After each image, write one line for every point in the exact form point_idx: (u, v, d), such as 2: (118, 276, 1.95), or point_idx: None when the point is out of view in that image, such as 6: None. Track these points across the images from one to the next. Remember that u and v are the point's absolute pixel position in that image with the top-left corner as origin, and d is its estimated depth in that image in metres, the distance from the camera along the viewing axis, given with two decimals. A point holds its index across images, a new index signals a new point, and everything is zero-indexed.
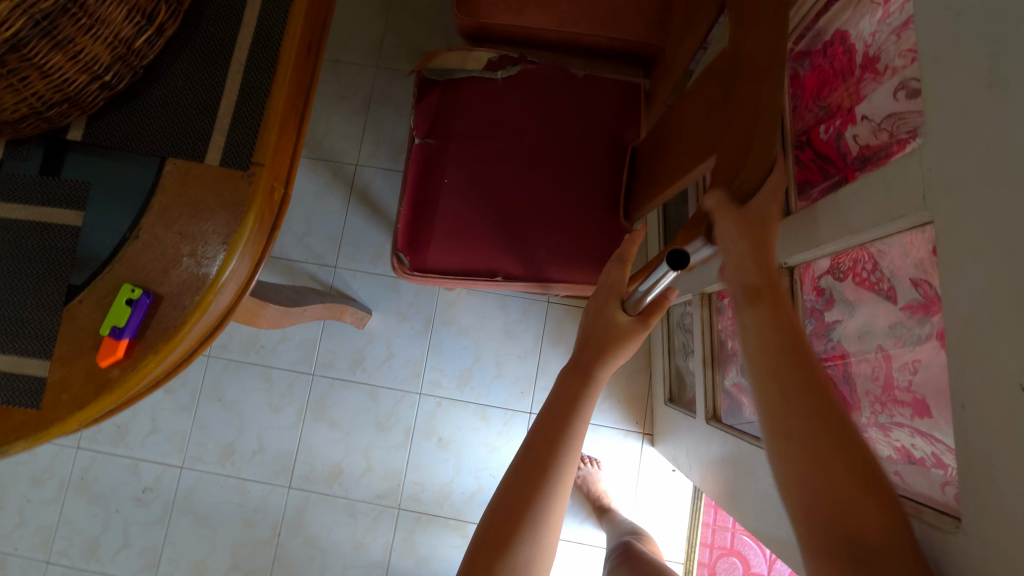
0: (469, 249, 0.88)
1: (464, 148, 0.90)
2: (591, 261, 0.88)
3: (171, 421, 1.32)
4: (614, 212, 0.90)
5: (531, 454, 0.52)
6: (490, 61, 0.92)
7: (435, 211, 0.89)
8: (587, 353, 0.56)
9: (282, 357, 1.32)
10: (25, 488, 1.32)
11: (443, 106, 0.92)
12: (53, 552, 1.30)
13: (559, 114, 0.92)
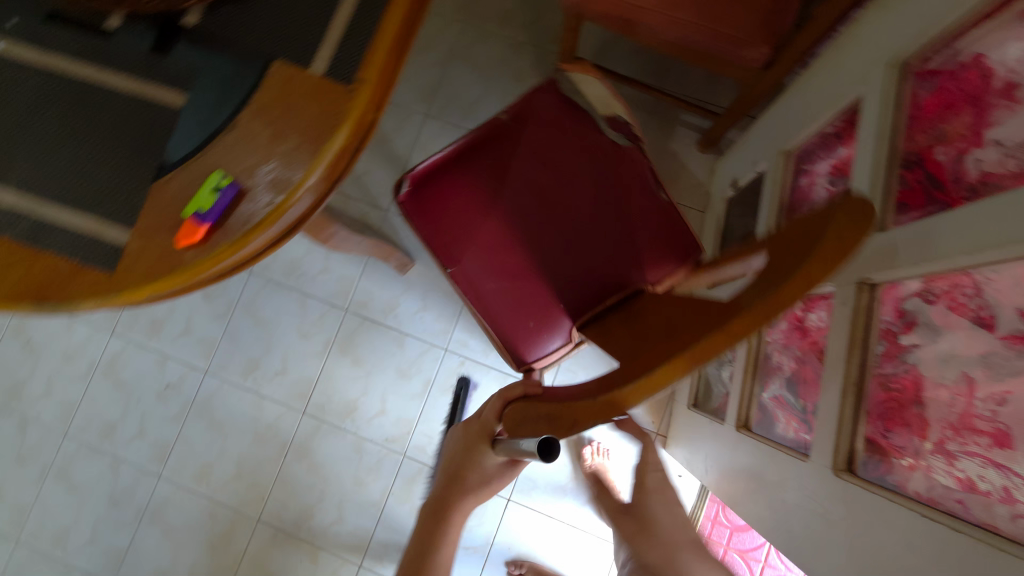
0: (441, 237, 0.89)
1: (524, 157, 0.88)
2: (514, 330, 0.88)
3: (203, 327, 1.35)
4: (567, 319, 0.88)
5: (422, 543, 0.73)
6: (613, 117, 0.89)
7: (457, 178, 0.89)
8: (465, 478, 0.75)
9: (320, 287, 1.35)
10: (57, 362, 1.37)
11: (544, 109, 0.89)
12: (72, 427, 1.34)
13: (614, 209, 0.88)
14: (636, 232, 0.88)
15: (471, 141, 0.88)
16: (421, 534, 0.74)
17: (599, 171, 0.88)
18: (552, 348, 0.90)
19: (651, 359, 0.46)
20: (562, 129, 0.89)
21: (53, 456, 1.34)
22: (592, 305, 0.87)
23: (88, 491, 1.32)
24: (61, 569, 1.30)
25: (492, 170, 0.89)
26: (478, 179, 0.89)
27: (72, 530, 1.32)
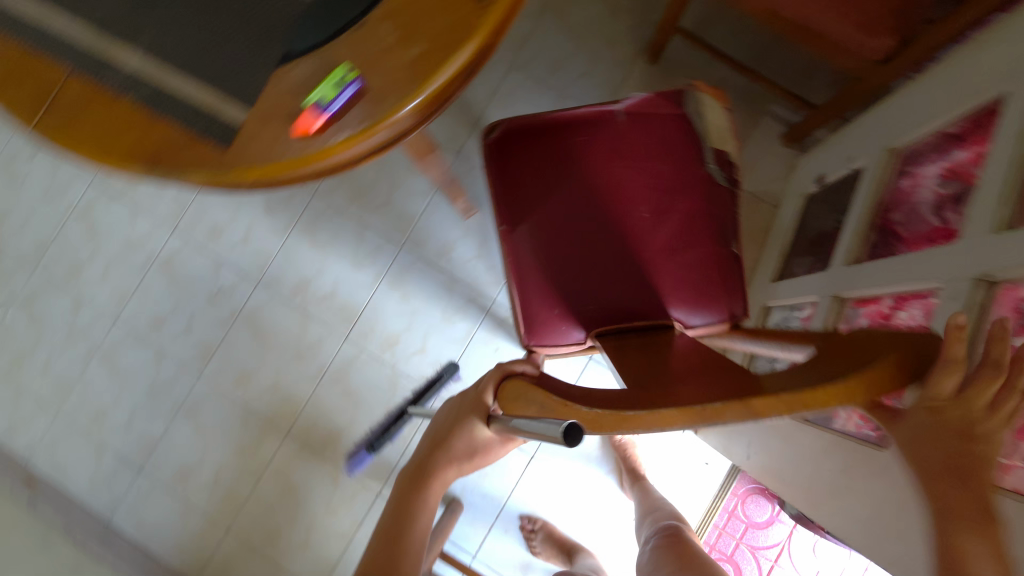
0: (508, 194, 0.90)
1: (615, 155, 0.89)
2: (539, 311, 0.90)
3: (261, 240, 1.37)
4: (591, 323, 0.90)
5: (405, 499, 0.77)
6: (721, 152, 0.86)
7: (544, 146, 0.89)
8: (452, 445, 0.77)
9: (381, 219, 1.35)
10: (117, 250, 1.40)
11: (662, 118, 0.88)
12: (124, 314, 1.38)
13: (680, 241, 0.89)
14: (689, 269, 0.89)
15: (580, 120, 0.89)
16: (405, 489, 0.78)
17: (685, 201, 0.88)
18: (565, 343, 0.92)
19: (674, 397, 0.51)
20: (670, 144, 0.88)
21: (101, 338, 1.38)
22: (621, 318, 0.89)
23: (130, 376, 1.37)
24: (94, 445, 1.35)
25: (581, 151, 0.89)
26: (565, 153, 0.89)
27: (110, 412, 1.36)
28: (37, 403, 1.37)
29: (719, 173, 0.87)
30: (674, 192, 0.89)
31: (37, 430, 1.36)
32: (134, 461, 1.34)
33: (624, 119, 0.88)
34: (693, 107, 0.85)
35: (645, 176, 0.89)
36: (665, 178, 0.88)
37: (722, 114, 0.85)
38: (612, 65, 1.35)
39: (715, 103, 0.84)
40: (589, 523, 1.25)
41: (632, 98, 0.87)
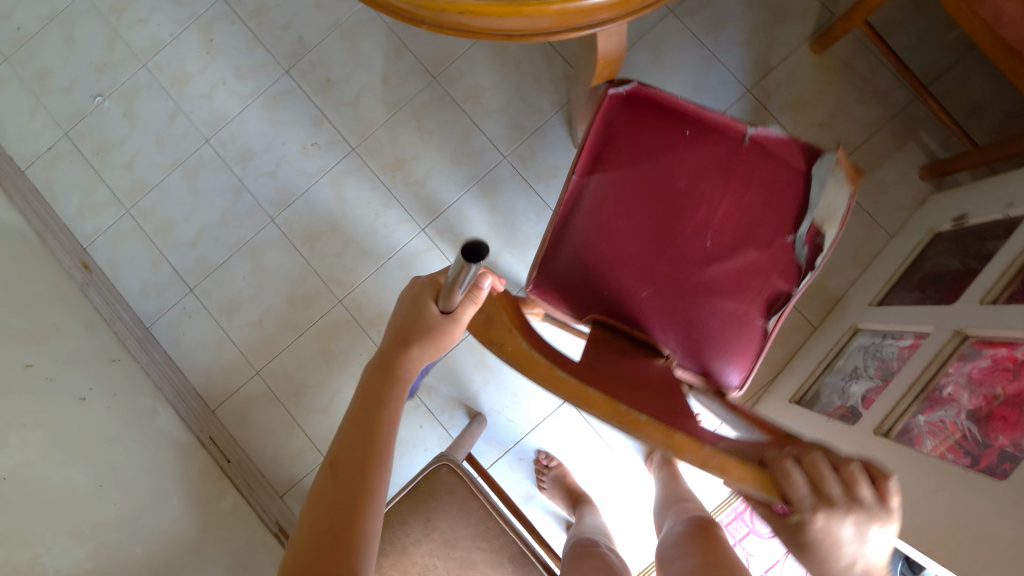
0: (600, 152, 0.82)
1: (718, 174, 0.82)
2: (560, 277, 0.87)
3: (369, 108, 1.35)
4: (596, 308, 0.87)
5: (366, 403, 0.60)
6: (816, 232, 0.82)
7: (657, 126, 0.81)
8: (409, 337, 0.61)
9: (492, 125, 1.33)
10: (227, 73, 1.38)
11: (785, 167, 0.82)
12: (216, 137, 1.38)
13: (722, 287, 0.85)
14: (718, 316, 0.86)
15: (714, 122, 0.80)
16: (360, 391, 0.61)
17: (751, 257, 0.84)
18: (559, 309, 0.89)
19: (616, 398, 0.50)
20: (779, 198, 0.82)
21: (188, 153, 1.38)
22: (625, 321, 0.86)
23: (206, 199, 1.37)
24: (154, 253, 1.37)
25: (688, 151, 0.81)
26: (672, 143, 0.81)
27: (177, 227, 1.37)
28: (111, 196, 1.38)
29: (803, 249, 0.83)
30: (750, 241, 0.83)
31: (104, 221, 1.38)
32: (188, 280, 1.36)
33: (751, 146, 0.81)
34: (822, 174, 0.79)
35: (733, 210, 0.83)
36: (749, 224, 0.83)
37: (840, 198, 0.79)
38: (772, 43, 1.29)
39: (846, 183, 0.78)
40: (599, 480, 1.26)
41: (770, 131, 0.79)
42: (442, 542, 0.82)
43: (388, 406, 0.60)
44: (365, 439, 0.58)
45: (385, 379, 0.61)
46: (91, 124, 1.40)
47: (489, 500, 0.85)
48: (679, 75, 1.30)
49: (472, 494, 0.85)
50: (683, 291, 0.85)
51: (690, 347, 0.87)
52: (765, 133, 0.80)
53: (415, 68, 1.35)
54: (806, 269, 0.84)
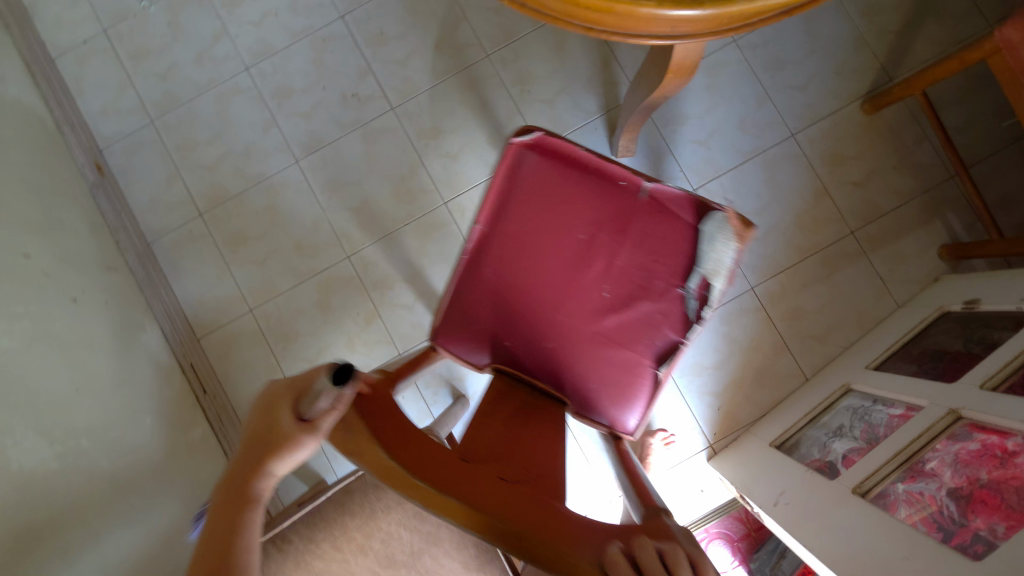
0: (503, 198, 0.82)
1: (615, 225, 0.82)
2: (464, 327, 0.83)
3: (415, 71, 1.34)
4: (497, 359, 0.84)
5: (211, 541, 0.48)
6: (706, 286, 0.81)
7: (558, 178, 0.82)
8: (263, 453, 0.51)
9: (535, 114, 1.32)
10: (282, 5, 1.36)
11: (678, 223, 0.81)
12: (255, 67, 1.35)
13: (618, 338, 0.82)
14: (613, 367, 0.82)
15: (613, 176, 0.81)
16: (209, 526, 0.49)
17: (646, 307, 0.82)
18: (458, 360, 0.85)
19: (467, 484, 0.50)
20: (672, 250, 0.82)
21: (225, 77, 1.35)
22: (523, 370, 0.83)
23: (233, 127, 1.35)
24: (170, 169, 1.34)
25: (586, 201, 0.81)
26: (570, 193, 0.82)
27: (199, 149, 1.34)
28: (138, 104, 1.35)
29: (692, 303, 0.82)
30: (644, 292, 0.82)
31: (126, 127, 1.35)
32: (199, 204, 1.33)
33: (647, 200, 0.81)
34: (711, 229, 0.80)
35: (628, 261, 0.82)
36: (643, 276, 0.82)
37: (727, 254, 0.79)
38: (823, 94, 1.30)
39: (732, 240, 0.78)
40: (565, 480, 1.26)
41: (661, 185, 0.80)
42: (411, 514, 0.81)
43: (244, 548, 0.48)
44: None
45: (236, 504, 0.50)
46: (132, 26, 1.36)
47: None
48: (726, 105, 1.30)
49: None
50: (579, 340, 0.82)
51: (584, 398, 0.83)
52: (660, 186, 0.80)
53: (471, 42, 1.33)
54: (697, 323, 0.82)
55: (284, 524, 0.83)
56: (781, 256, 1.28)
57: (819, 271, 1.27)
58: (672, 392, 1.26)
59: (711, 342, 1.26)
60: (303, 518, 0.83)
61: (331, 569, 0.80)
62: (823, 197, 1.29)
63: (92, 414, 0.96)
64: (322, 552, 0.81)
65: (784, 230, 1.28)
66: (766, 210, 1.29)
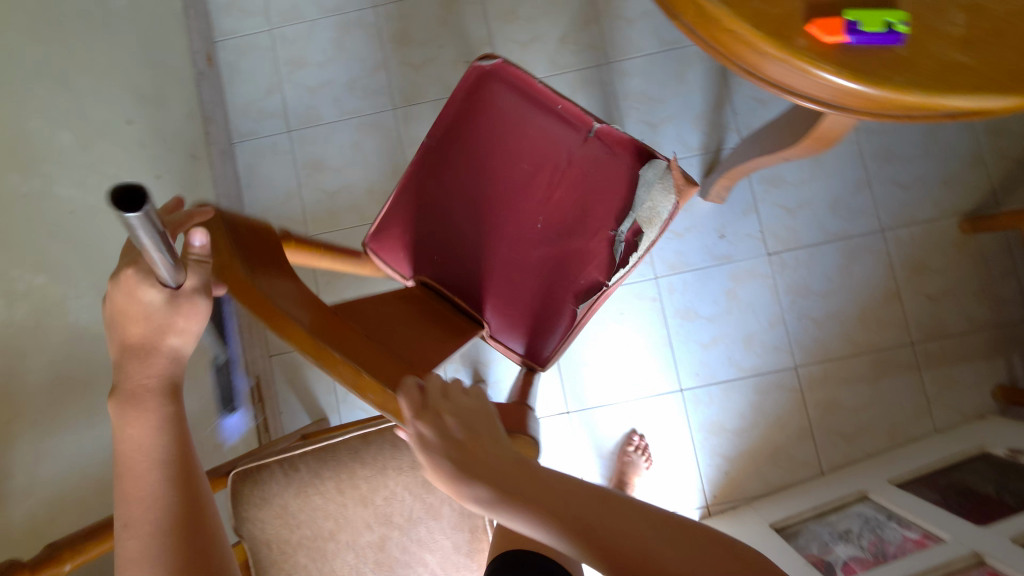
0: (454, 118, 0.84)
1: (559, 163, 0.84)
2: (400, 237, 0.88)
3: (534, 57, 1.33)
4: (426, 271, 0.88)
5: (128, 447, 0.50)
6: (637, 231, 0.83)
7: (514, 112, 0.83)
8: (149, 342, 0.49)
9: (635, 133, 1.31)
10: None
11: (617, 167, 0.83)
12: (382, 7, 1.36)
13: (543, 272, 0.85)
14: (532, 297, 0.86)
15: (566, 115, 0.82)
16: (129, 440, 0.50)
17: (577, 246, 0.84)
18: (388, 265, 0.90)
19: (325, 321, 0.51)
20: (608, 193, 0.84)
21: (351, 8, 1.36)
22: (448, 287, 0.87)
23: (344, 58, 1.36)
24: (273, 80, 1.36)
25: (536, 136, 0.83)
26: (522, 126, 0.83)
27: (306, 69, 1.36)
28: (262, 8, 1.37)
29: (620, 246, 0.84)
30: (576, 231, 0.84)
31: (244, 28, 1.37)
32: (290, 121, 1.35)
33: (594, 143, 0.83)
34: (649, 177, 0.81)
35: (565, 199, 0.84)
36: (577, 215, 0.84)
37: (664, 203, 0.81)
38: (926, 200, 1.27)
39: (670, 191, 0.80)
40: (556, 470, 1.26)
41: (609, 128, 0.82)
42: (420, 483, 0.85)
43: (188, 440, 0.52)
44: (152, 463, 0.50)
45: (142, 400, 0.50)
46: None
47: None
48: (827, 181, 1.27)
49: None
50: (505, 269, 0.86)
51: (501, 322, 0.87)
52: (608, 130, 0.82)
53: (595, 45, 1.33)
54: (623, 267, 0.84)
55: (295, 449, 0.84)
56: (834, 344, 1.25)
57: (866, 370, 1.24)
58: (685, 441, 1.25)
59: (740, 407, 1.25)
60: (312, 451, 0.85)
61: (329, 508, 0.84)
62: (894, 299, 1.25)
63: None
64: (324, 489, 0.83)
65: (846, 320, 1.25)
66: (833, 295, 1.25)
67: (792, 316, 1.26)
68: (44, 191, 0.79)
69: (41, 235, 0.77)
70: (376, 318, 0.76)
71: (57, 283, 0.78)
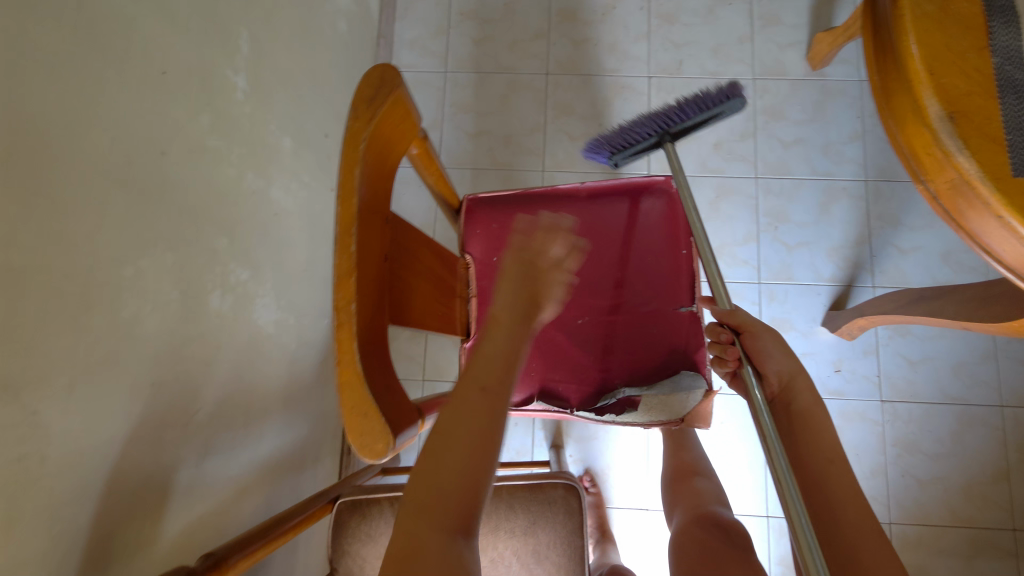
0: (614, 194, 0.87)
1: (639, 302, 0.85)
2: (492, 229, 0.89)
3: (686, 155, 1.37)
4: (477, 261, 0.89)
5: (458, 407, 0.52)
6: (629, 401, 0.81)
7: (657, 238, 0.86)
8: (496, 360, 0.54)
9: (771, 250, 1.33)
10: (605, 41, 1.43)
11: (676, 350, 0.83)
12: (554, 76, 1.42)
13: (548, 346, 0.86)
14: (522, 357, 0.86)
15: (693, 268, 0.85)
16: (463, 430, 0.50)
17: (585, 361, 0.85)
18: (460, 224, 0.92)
19: (365, 235, 0.54)
20: (643, 357, 0.84)
21: (525, 71, 1.42)
22: (479, 282, 0.88)
23: (508, 113, 1.41)
24: (436, 116, 1.41)
25: (650, 269, 0.85)
26: (653, 254, 0.86)
27: (468, 115, 1.41)
28: (442, 50, 1.44)
29: (608, 397, 0.82)
30: (596, 354, 0.85)
31: (422, 64, 1.44)
32: (442, 158, 1.40)
33: (680, 315, 0.83)
34: (682, 381, 0.80)
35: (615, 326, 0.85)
36: (609, 347, 0.85)
37: (674, 398, 0.80)
38: None
39: (679, 409, 0.82)
40: (634, 555, 1.22)
41: (699, 322, 0.83)
42: (530, 551, 0.86)
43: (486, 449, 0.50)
44: (479, 462, 0.50)
45: (467, 402, 0.52)
46: None
47: (585, 527, 0.87)
48: (951, 346, 1.26)
49: (576, 511, 0.87)
50: None
51: None
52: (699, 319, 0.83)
53: (747, 157, 1.37)
54: (595, 412, 0.83)
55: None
56: (933, 510, 1.21)
57: (963, 545, 1.19)
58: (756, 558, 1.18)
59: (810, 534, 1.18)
60: None
61: None
62: (1003, 480, 1.20)
63: (309, 297, 0.98)
64: None
65: (949, 487, 1.21)
66: (942, 460, 1.23)
67: (895, 471, 1.23)
68: (263, 191, 0.80)
69: (257, 236, 0.79)
70: (417, 239, 0.72)
71: (255, 283, 0.79)
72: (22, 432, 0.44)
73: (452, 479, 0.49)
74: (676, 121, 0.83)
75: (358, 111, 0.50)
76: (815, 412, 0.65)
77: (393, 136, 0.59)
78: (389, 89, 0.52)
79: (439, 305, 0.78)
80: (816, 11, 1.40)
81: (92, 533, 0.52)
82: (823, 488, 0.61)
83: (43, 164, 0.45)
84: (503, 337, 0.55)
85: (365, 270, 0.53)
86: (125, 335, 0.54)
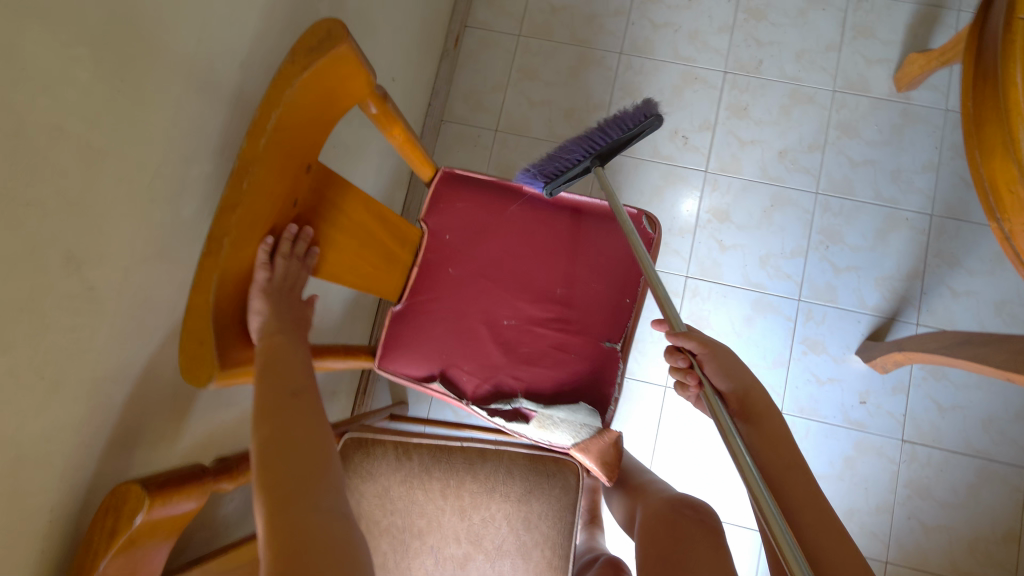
0: (579, 213, 0.88)
1: (569, 319, 0.85)
2: (459, 203, 0.89)
3: (747, 158, 1.34)
4: (435, 230, 0.88)
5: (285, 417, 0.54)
6: (517, 414, 0.82)
7: (610, 267, 0.86)
8: (297, 362, 0.59)
9: (815, 269, 1.29)
10: (686, 28, 1.39)
11: (587, 377, 0.83)
12: (627, 56, 1.39)
13: (467, 333, 0.85)
14: (437, 336, 0.85)
15: (631, 317, 0.85)
16: (307, 433, 0.54)
17: (497, 359, 0.84)
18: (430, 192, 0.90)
19: (269, 177, 0.54)
20: (557, 372, 0.84)
21: (599, 46, 1.40)
22: (427, 253, 0.88)
23: (574, 88, 1.39)
24: (501, 79, 1.40)
25: (590, 296, 0.86)
26: (597, 284, 0.86)
27: (535, 82, 1.40)
28: (519, 13, 1.42)
29: (502, 403, 0.83)
30: (506, 356, 0.84)
31: (497, 24, 1.42)
32: (500, 122, 1.39)
33: (600, 346, 0.84)
34: (575, 413, 0.81)
35: (536, 336, 0.85)
36: (521, 354, 0.84)
37: (568, 423, 0.81)
38: None
39: (573, 440, 0.82)
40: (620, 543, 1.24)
41: (621, 367, 0.84)
42: (521, 517, 0.87)
43: (323, 433, 0.55)
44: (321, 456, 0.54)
45: (286, 413, 0.55)
46: None
47: (579, 505, 0.88)
48: (985, 397, 1.22)
49: (573, 488, 0.88)
50: (455, 304, 0.86)
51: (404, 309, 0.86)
52: (619, 361, 0.84)
53: (809, 170, 1.32)
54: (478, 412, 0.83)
55: (413, 440, 0.91)
56: (934, 557, 1.18)
57: None
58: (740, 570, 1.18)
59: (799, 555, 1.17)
60: (430, 448, 0.90)
61: (428, 507, 0.87)
62: (1013, 542, 1.17)
63: None
64: (430, 488, 0.88)
65: (955, 538, 1.19)
66: (953, 510, 1.20)
67: (901, 512, 1.21)
68: None
69: None
70: (346, 197, 0.72)
71: None
72: (79, 304, 0.47)
73: (313, 478, 0.52)
74: (602, 142, 0.82)
75: (296, 56, 0.49)
76: (771, 419, 0.67)
77: (341, 90, 0.57)
78: (334, 43, 0.49)
79: (366, 264, 0.78)
80: (914, 30, 1.33)
81: (125, 413, 0.55)
82: (782, 494, 0.63)
83: (134, 53, 0.47)
84: (287, 337, 0.60)
85: (253, 207, 0.53)
86: (180, 233, 0.56)
